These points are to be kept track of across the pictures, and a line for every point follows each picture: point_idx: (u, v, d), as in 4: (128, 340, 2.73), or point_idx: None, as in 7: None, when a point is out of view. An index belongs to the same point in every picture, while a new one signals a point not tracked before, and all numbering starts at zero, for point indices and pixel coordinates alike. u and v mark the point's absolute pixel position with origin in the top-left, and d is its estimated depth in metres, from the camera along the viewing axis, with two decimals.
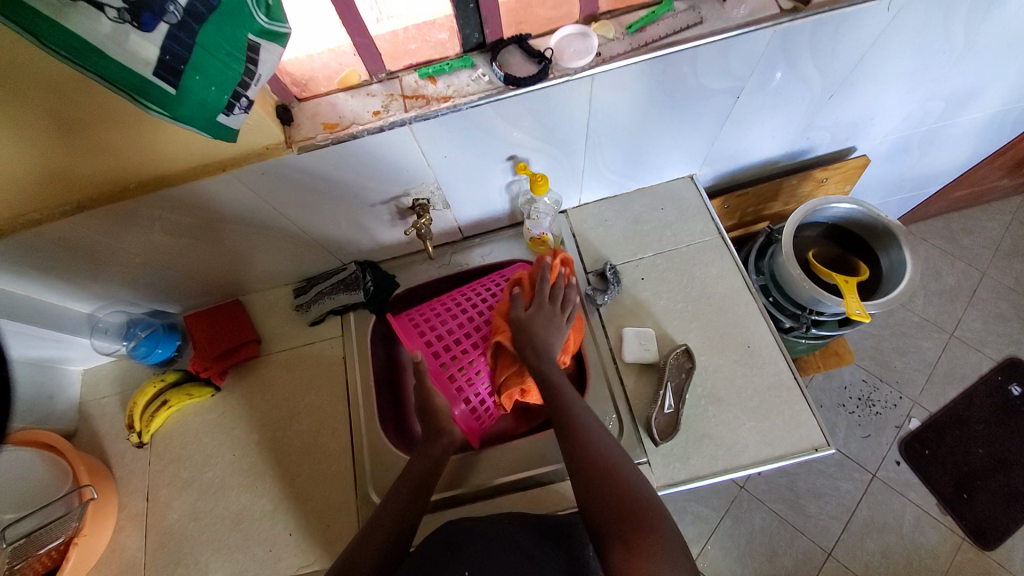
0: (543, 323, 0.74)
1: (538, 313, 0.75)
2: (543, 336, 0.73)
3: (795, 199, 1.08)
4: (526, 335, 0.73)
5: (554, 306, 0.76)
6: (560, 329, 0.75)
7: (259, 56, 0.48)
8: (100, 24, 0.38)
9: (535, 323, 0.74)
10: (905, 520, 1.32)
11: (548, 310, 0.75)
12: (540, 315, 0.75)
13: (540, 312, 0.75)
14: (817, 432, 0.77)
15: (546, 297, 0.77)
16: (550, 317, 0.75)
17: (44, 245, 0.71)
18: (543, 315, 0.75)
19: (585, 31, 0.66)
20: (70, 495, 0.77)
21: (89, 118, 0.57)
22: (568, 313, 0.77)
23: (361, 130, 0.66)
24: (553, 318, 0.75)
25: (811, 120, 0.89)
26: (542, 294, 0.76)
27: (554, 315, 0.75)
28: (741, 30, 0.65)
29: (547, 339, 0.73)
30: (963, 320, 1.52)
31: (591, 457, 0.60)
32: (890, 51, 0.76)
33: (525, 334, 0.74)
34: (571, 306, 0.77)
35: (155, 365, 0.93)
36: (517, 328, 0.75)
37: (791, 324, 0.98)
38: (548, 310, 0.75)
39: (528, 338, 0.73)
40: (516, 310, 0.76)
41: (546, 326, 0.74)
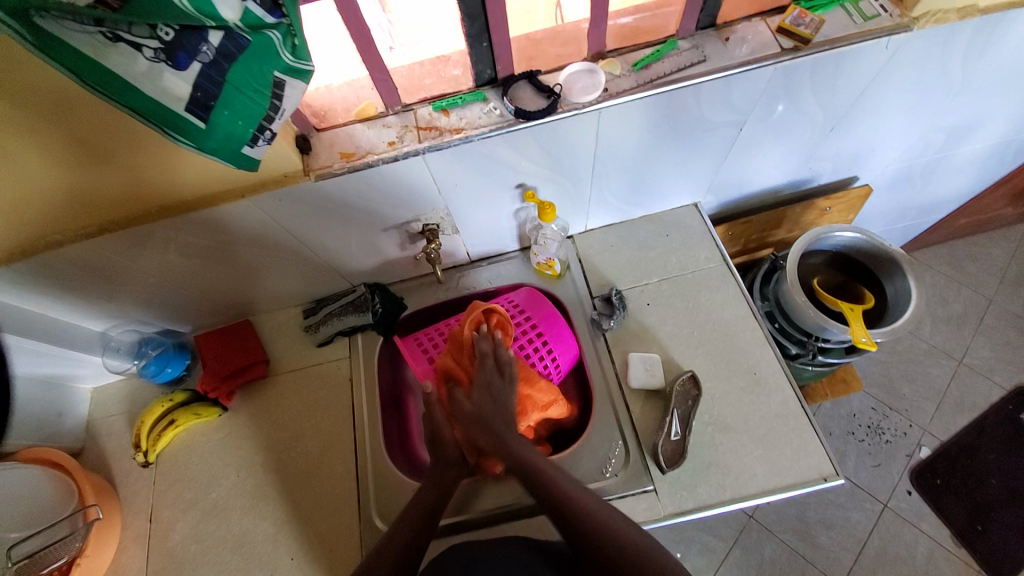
0: (489, 403, 0.75)
1: (482, 399, 0.75)
2: (495, 417, 0.74)
3: (799, 226, 1.09)
4: (481, 426, 0.74)
5: (494, 377, 0.76)
6: (502, 399, 0.75)
7: (284, 93, 0.49)
8: (137, 63, 0.41)
9: (483, 410, 0.75)
10: (918, 552, 1.29)
11: (491, 384, 0.76)
12: (482, 399, 0.75)
13: (480, 397, 0.76)
14: (827, 461, 0.76)
15: (486, 371, 0.76)
16: (494, 392, 0.75)
17: (64, 265, 0.73)
18: (488, 397, 0.75)
19: (593, 68, 0.69)
20: (75, 515, 0.78)
21: (118, 146, 0.60)
22: (508, 373, 0.77)
23: (376, 159, 0.68)
24: (495, 390, 0.75)
25: (813, 150, 0.91)
26: (480, 376, 0.76)
27: (494, 389, 0.76)
28: (743, 67, 0.67)
29: (498, 419, 0.74)
30: (971, 348, 1.51)
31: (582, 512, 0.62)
32: (888, 86, 0.78)
33: (478, 422, 0.75)
34: (509, 365, 0.77)
35: (165, 384, 0.94)
36: (468, 423, 0.76)
37: (797, 351, 0.98)
38: (487, 386, 0.76)
39: (481, 426, 0.74)
40: (460, 404, 0.77)
41: (489, 407, 0.75)
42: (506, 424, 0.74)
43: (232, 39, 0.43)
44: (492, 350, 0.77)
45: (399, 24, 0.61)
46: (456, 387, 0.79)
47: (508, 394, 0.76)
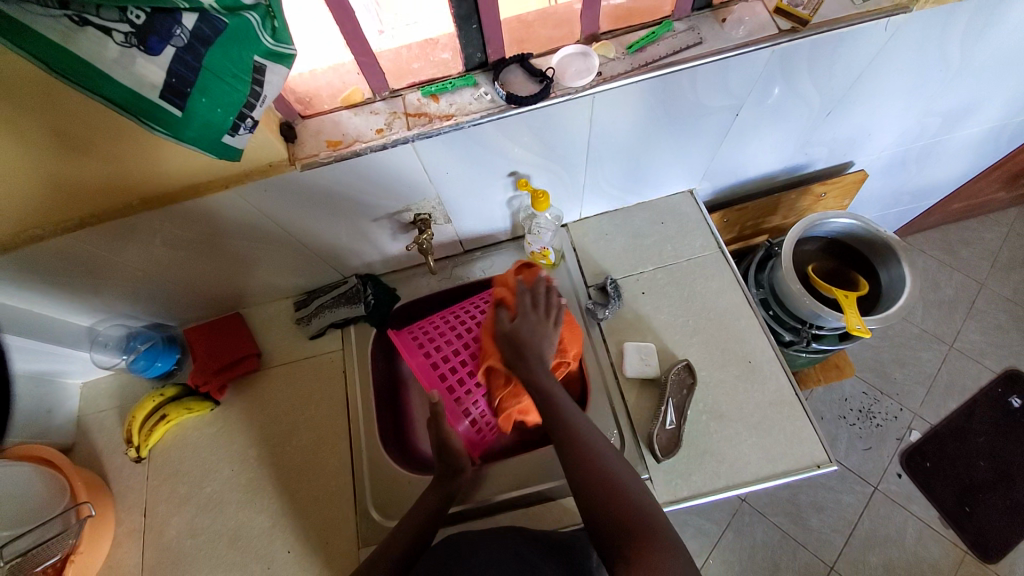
0: (532, 332, 0.71)
1: (526, 326, 0.72)
2: (535, 347, 0.70)
3: (794, 212, 1.08)
4: (515, 348, 0.71)
5: (541, 315, 0.74)
6: (548, 337, 0.72)
7: (264, 78, 0.47)
8: (108, 49, 0.39)
9: (523, 334, 0.71)
10: (907, 534, 1.31)
11: (535, 319, 0.73)
12: (527, 325, 0.72)
13: (528, 323, 0.72)
14: (819, 448, 0.77)
15: (530, 304, 0.74)
16: (539, 327, 0.72)
17: (46, 259, 0.70)
18: (531, 326, 0.72)
19: (586, 50, 0.67)
20: (68, 512, 0.77)
21: (95, 136, 0.58)
22: (554, 319, 0.74)
23: (363, 147, 0.66)
24: (540, 324, 0.72)
25: (809, 135, 0.89)
26: (527, 305, 0.74)
27: (541, 324, 0.73)
28: (739, 50, 0.66)
29: (535, 350, 0.70)
30: (962, 332, 1.52)
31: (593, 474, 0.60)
32: (886, 70, 0.77)
33: (515, 347, 0.71)
34: (557, 311, 0.75)
35: (155, 378, 0.93)
36: (505, 344, 0.72)
37: (791, 338, 0.98)
38: (535, 319, 0.73)
39: (518, 350, 0.70)
40: (501, 324, 0.73)
41: (535, 335, 0.71)
42: (542, 360, 0.69)
43: (207, 22, 0.41)
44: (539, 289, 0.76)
45: (386, 4, 0.58)
46: (500, 310, 0.76)
47: (553, 336, 0.73)
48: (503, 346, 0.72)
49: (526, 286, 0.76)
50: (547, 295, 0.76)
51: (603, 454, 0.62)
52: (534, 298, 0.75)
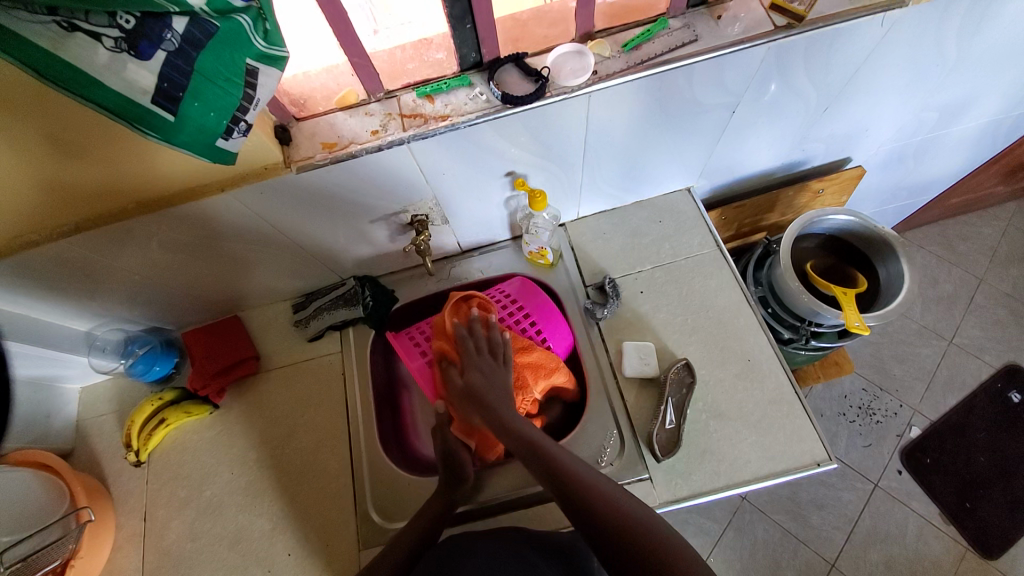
0: (481, 379, 0.76)
1: (478, 377, 0.76)
2: (491, 392, 0.74)
3: (792, 209, 1.08)
4: (474, 401, 0.75)
5: (489, 358, 0.78)
6: (500, 376, 0.76)
7: (257, 81, 0.47)
8: (98, 54, 0.39)
9: (474, 386, 0.75)
10: (908, 530, 1.31)
11: (485, 364, 0.77)
12: (479, 375, 0.76)
13: (476, 371, 0.77)
14: (819, 446, 0.76)
15: (473, 349, 0.78)
16: (489, 371, 0.77)
17: (43, 264, 0.70)
18: (483, 374, 0.76)
19: (581, 49, 0.67)
20: (67, 518, 0.76)
21: (89, 141, 0.57)
22: (501, 355, 0.78)
23: (359, 149, 0.66)
24: (490, 368, 0.77)
25: (806, 131, 0.89)
26: (472, 354, 0.78)
27: (491, 367, 0.77)
28: (734, 47, 0.65)
29: (491, 393, 0.74)
30: (962, 327, 1.52)
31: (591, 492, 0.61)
32: (882, 66, 0.77)
33: (472, 400, 0.75)
34: (501, 346, 0.79)
35: (153, 383, 0.92)
36: (464, 399, 0.76)
37: (790, 336, 0.98)
38: (484, 364, 0.77)
39: (477, 401, 0.74)
40: (453, 382, 0.78)
41: (483, 381, 0.75)
42: (504, 400, 0.74)
43: (198, 25, 0.41)
44: (482, 331, 0.79)
45: (380, 5, 0.58)
46: (449, 367, 0.79)
47: (506, 372, 0.77)
48: (462, 400, 0.76)
49: (465, 330, 0.79)
50: (488, 335, 0.79)
51: (595, 476, 0.63)
52: (477, 343, 0.79)
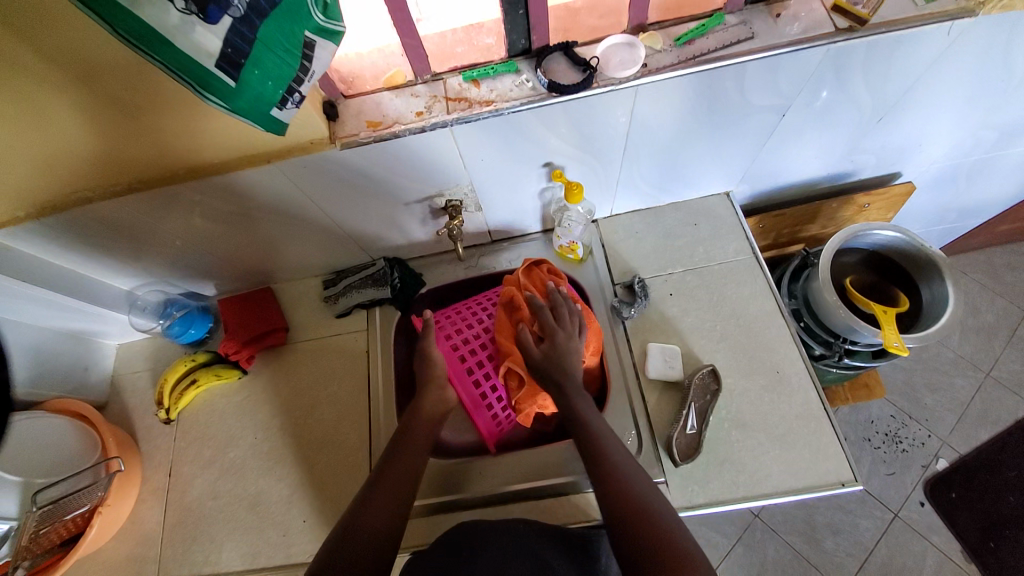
0: (559, 350, 0.74)
1: (556, 349, 0.74)
2: (567, 364, 0.73)
3: (834, 222, 1.05)
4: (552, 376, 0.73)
5: (565, 327, 0.77)
6: (577, 347, 0.75)
7: (313, 53, 0.48)
8: (169, 15, 0.39)
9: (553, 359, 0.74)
10: (926, 564, 1.26)
11: (565, 336, 0.75)
12: (556, 348, 0.74)
13: (561, 338, 0.75)
14: (846, 466, 0.74)
15: (556, 319, 0.77)
16: (566, 343, 0.75)
17: (92, 221, 0.73)
18: (560, 344, 0.74)
19: (632, 41, 0.65)
20: (98, 466, 0.79)
21: (147, 105, 0.60)
22: (579, 326, 0.77)
23: (402, 129, 0.67)
24: (567, 343, 0.75)
25: (858, 141, 0.86)
26: (550, 323, 0.76)
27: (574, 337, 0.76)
28: (793, 47, 0.63)
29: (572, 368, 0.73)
30: (1001, 360, 1.45)
31: (623, 494, 0.61)
32: (947, 78, 0.73)
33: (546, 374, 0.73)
34: (579, 318, 0.78)
35: (187, 345, 0.96)
36: (541, 370, 0.74)
37: (822, 352, 0.95)
38: (563, 334, 0.75)
39: (553, 373, 0.73)
40: (531, 352, 0.75)
41: (566, 352, 0.74)
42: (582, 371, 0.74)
43: None
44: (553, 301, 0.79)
45: None
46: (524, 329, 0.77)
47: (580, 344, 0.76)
48: (536, 370, 0.74)
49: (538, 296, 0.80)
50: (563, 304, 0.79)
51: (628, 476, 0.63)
52: (554, 313, 0.78)
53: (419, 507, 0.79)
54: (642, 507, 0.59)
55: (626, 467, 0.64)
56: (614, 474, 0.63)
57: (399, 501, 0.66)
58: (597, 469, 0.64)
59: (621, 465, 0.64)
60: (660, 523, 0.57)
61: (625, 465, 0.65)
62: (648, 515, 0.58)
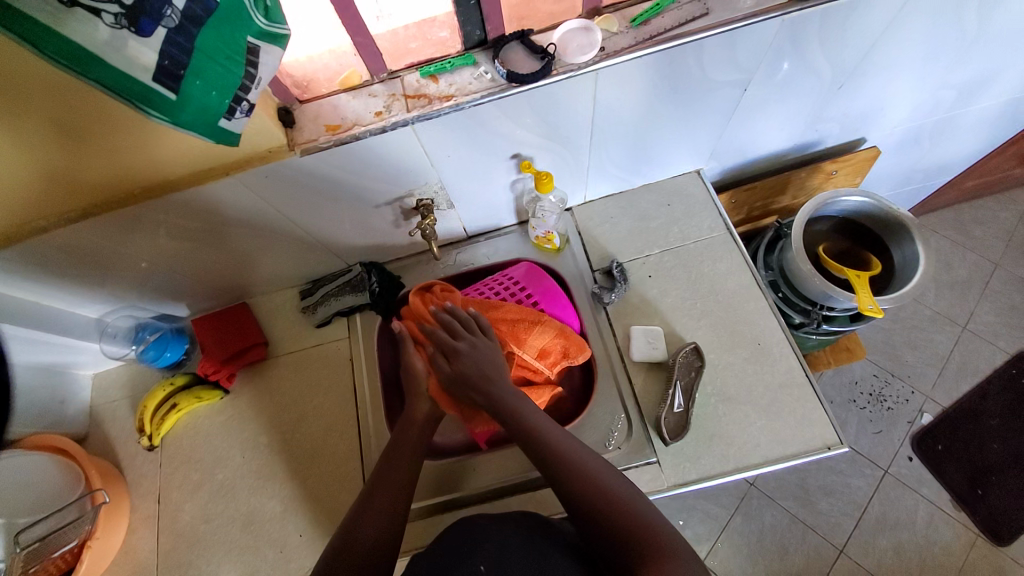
0: (465, 362, 0.73)
1: (463, 362, 0.74)
2: (482, 372, 0.72)
3: (804, 192, 1.06)
4: (481, 389, 0.72)
5: (463, 336, 0.76)
6: (484, 350, 0.74)
7: (258, 59, 0.47)
8: (98, 30, 0.38)
9: (471, 370, 0.73)
10: (917, 516, 1.31)
11: (464, 346, 0.74)
12: (465, 359, 0.74)
13: (459, 352, 0.74)
14: (831, 429, 0.76)
15: (451, 335, 0.76)
16: (473, 349, 0.74)
17: (51, 251, 0.71)
18: (464, 357, 0.74)
19: (588, 25, 0.65)
20: (82, 499, 0.77)
21: (94, 126, 0.57)
22: (475, 327, 0.77)
23: (362, 131, 0.65)
24: (472, 348, 0.74)
25: (821, 109, 0.87)
26: (446, 342, 0.75)
27: (475, 341, 0.75)
28: (747, 21, 0.63)
29: (484, 373, 0.72)
30: (975, 313, 1.49)
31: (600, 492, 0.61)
32: (900, 40, 0.74)
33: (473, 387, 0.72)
34: (473, 320, 0.77)
35: (165, 368, 0.93)
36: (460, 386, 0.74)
37: (801, 320, 0.97)
38: (462, 346, 0.74)
39: (475, 388, 0.72)
40: (442, 372, 0.75)
41: (470, 360, 0.73)
42: (499, 370, 0.73)
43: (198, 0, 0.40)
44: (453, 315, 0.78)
45: None
46: (438, 357, 0.76)
47: (486, 345, 0.75)
48: (452, 387, 0.75)
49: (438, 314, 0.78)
50: (454, 315, 0.78)
51: (596, 471, 0.64)
52: (448, 329, 0.77)
53: (416, 510, 0.79)
54: (615, 503, 0.60)
55: (591, 462, 0.65)
56: (577, 471, 0.63)
57: (393, 507, 0.66)
58: (566, 475, 0.63)
59: (579, 460, 0.65)
60: (631, 508, 0.60)
61: (589, 460, 0.65)
62: (620, 504, 0.60)
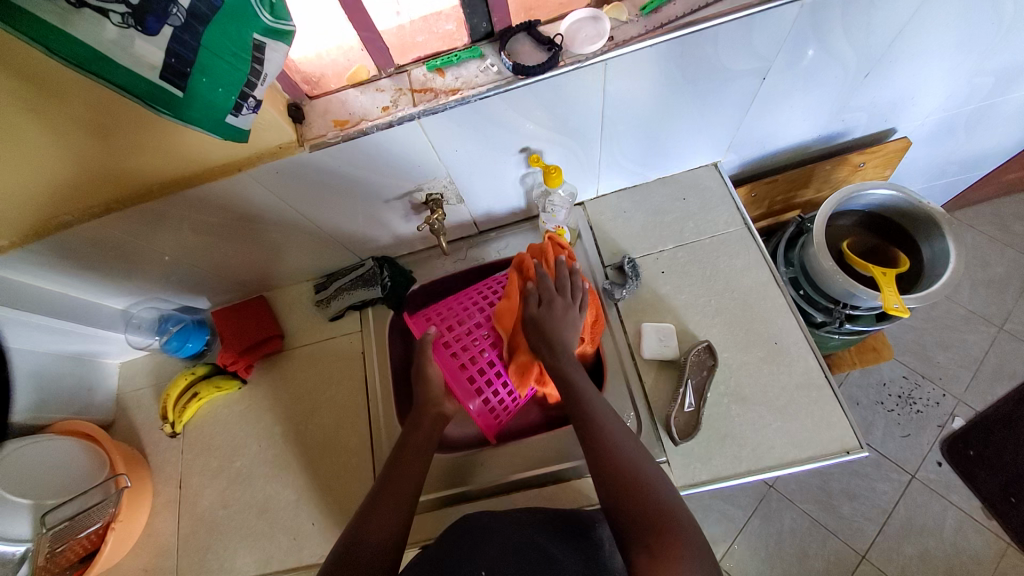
0: (555, 316, 0.75)
1: (550, 311, 0.76)
2: (559, 331, 0.74)
3: (829, 185, 1.02)
4: (544, 338, 0.74)
5: (566, 297, 0.78)
6: (574, 321, 0.76)
7: (264, 56, 0.48)
8: (106, 30, 0.38)
9: (553, 324, 0.75)
10: (947, 524, 1.25)
11: (561, 303, 0.77)
12: (555, 309, 0.76)
13: (557, 306, 0.76)
14: (851, 433, 0.73)
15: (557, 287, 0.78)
16: (566, 311, 0.76)
17: (79, 244, 0.73)
18: (556, 310, 0.76)
19: (597, 15, 0.63)
20: (107, 482, 0.81)
21: (114, 124, 0.59)
22: (579, 300, 0.78)
23: (369, 126, 0.65)
24: (569, 314, 0.76)
25: (846, 99, 0.83)
26: (551, 291, 0.78)
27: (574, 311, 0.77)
28: (765, 6, 0.61)
29: (560, 333, 0.74)
30: (1015, 313, 1.41)
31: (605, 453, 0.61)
32: (934, 22, 0.70)
33: (541, 333, 0.75)
34: (579, 292, 0.79)
35: (187, 358, 0.96)
36: (530, 326, 0.76)
37: (823, 319, 0.94)
38: (561, 302, 0.77)
39: (544, 339, 0.74)
40: (528, 308, 0.77)
41: (562, 320, 0.75)
42: (570, 341, 0.74)
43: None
44: (565, 274, 0.79)
45: None
46: (529, 293, 0.79)
47: (578, 318, 0.76)
48: (529, 326, 0.76)
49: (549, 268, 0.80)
50: (568, 278, 0.79)
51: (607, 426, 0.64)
52: (556, 282, 0.79)
53: (425, 502, 0.80)
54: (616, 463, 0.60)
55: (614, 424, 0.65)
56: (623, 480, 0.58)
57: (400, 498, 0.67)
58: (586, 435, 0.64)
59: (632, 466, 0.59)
60: (660, 509, 0.55)
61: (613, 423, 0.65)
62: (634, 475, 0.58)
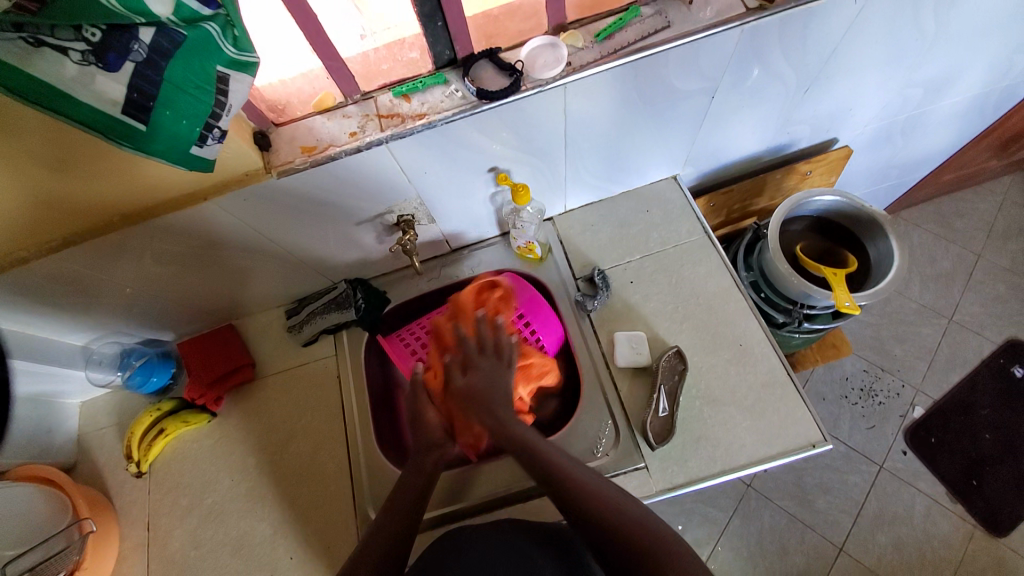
0: (480, 382, 0.69)
1: (479, 377, 0.70)
2: (490, 397, 0.68)
3: (781, 193, 1.08)
4: (475, 406, 0.68)
5: (493, 358, 0.72)
6: (502, 379, 0.70)
7: (229, 87, 0.47)
8: (66, 67, 0.39)
9: (478, 389, 0.69)
10: (915, 510, 1.31)
11: (488, 365, 0.71)
12: (479, 376, 0.70)
13: (477, 374, 0.70)
14: (815, 428, 0.76)
15: (482, 349, 0.72)
16: (491, 372, 0.70)
17: (34, 280, 0.71)
18: (484, 374, 0.70)
19: (554, 41, 0.67)
20: (70, 528, 0.77)
21: (72, 156, 0.58)
22: (507, 357, 0.72)
23: (338, 151, 0.66)
24: (493, 370, 0.70)
25: (790, 113, 0.89)
26: (475, 353, 0.71)
27: (498, 365, 0.71)
28: (707, 32, 0.65)
29: (490, 403, 0.68)
30: (961, 304, 1.51)
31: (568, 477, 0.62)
32: (860, 43, 0.76)
33: (473, 404, 0.69)
34: (509, 349, 0.73)
35: (152, 394, 0.93)
36: (461, 400, 0.70)
37: (784, 319, 0.98)
38: (488, 364, 0.71)
39: (476, 406, 0.68)
40: (454, 380, 0.71)
41: (484, 386, 0.69)
42: (504, 404, 0.69)
43: (165, 35, 0.41)
44: (489, 332, 0.73)
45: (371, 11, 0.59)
46: (451, 364, 0.72)
47: (509, 375, 0.71)
48: (461, 403, 0.70)
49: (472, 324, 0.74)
50: (493, 334, 0.73)
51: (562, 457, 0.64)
52: (480, 340, 0.72)
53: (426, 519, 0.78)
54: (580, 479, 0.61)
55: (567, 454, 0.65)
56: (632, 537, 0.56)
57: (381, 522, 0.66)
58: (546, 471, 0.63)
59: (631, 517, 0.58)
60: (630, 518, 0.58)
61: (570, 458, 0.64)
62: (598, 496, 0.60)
